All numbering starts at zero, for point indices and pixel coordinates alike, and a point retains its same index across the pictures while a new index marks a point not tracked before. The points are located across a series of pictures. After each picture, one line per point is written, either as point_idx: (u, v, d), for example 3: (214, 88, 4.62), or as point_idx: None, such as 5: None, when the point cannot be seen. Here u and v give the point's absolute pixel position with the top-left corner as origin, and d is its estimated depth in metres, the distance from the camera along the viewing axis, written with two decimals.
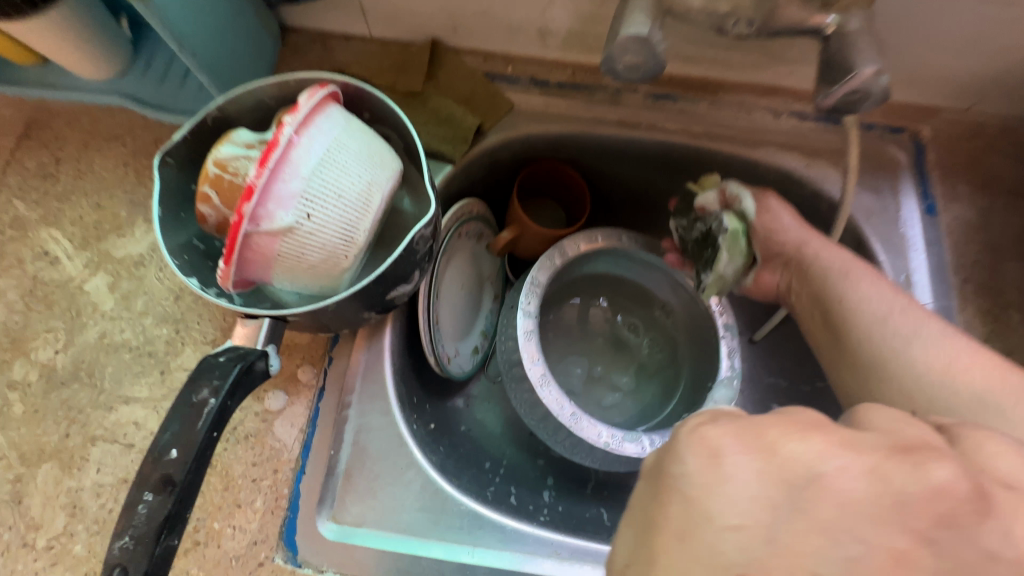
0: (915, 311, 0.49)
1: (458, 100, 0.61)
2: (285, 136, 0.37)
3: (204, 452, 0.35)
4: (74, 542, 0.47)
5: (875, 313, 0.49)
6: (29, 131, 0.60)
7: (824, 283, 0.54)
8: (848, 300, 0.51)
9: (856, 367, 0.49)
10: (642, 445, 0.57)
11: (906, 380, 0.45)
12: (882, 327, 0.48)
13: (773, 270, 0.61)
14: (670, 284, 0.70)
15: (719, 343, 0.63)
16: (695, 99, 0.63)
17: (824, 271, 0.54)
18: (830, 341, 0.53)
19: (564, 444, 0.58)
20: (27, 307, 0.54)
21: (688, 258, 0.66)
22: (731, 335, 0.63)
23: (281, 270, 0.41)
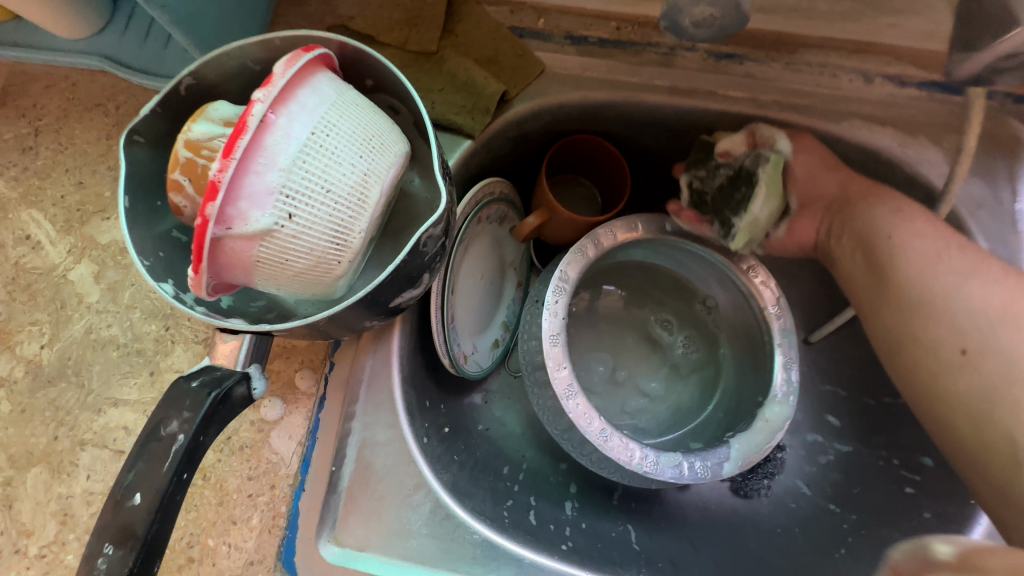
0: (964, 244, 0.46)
1: (480, 62, 0.52)
2: (256, 116, 0.30)
3: (172, 498, 0.30)
4: (67, 551, 0.44)
5: (926, 249, 0.46)
6: (5, 98, 0.54)
7: (870, 223, 0.49)
8: (898, 237, 0.47)
9: (902, 306, 0.47)
10: (678, 469, 0.50)
11: (960, 317, 0.44)
12: (934, 264, 0.45)
13: (808, 216, 0.56)
14: (712, 278, 0.61)
15: (773, 353, 0.54)
16: (768, 58, 0.51)
17: (869, 211, 0.50)
18: (872, 280, 0.49)
19: (590, 459, 0.52)
20: (11, 296, 0.50)
21: (705, 212, 0.57)
22: (790, 345, 0.54)
23: (261, 277, 0.34)
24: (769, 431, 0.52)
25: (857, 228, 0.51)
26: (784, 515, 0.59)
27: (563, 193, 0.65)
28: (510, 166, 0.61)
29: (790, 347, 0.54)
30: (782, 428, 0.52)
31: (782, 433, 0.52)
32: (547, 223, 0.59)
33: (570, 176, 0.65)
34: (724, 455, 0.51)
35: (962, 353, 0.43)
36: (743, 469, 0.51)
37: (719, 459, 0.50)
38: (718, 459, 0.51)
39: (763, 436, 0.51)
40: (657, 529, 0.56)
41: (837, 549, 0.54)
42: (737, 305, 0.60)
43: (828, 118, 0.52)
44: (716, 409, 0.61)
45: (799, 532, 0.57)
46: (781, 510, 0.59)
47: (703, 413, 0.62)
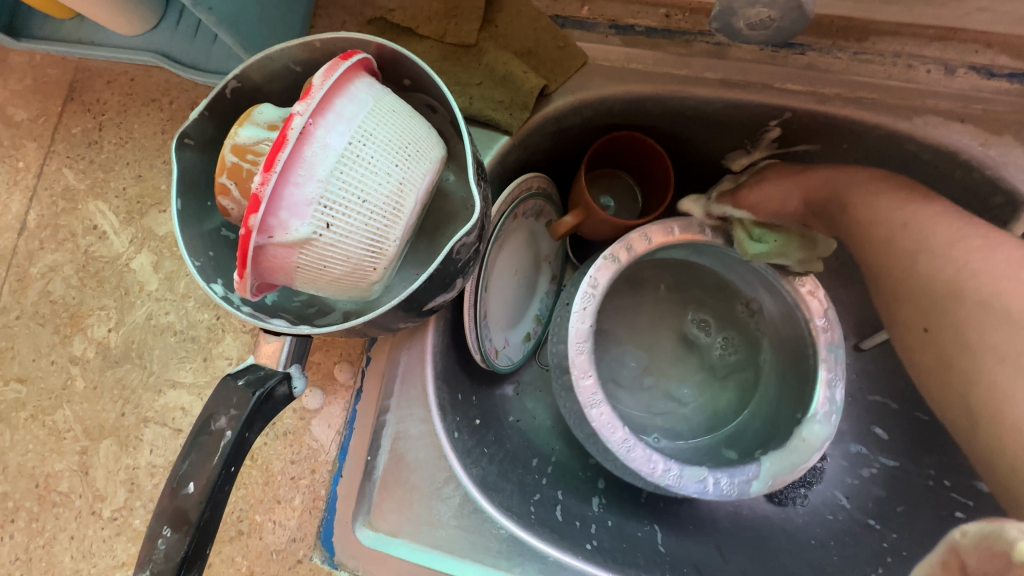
0: (941, 212, 0.43)
1: (520, 54, 0.50)
2: (296, 129, 0.30)
3: (220, 489, 0.32)
4: (134, 516, 0.49)
5: (885, 226, 0.44)
6: (72, 94, 0.58)
7: (853, 206, 0.47)
8: (861, 223, 0.46)
9: (884, 293, 0.45)
10: (703, 484, 0.49)
11: (920, 297, 0.42)
12: (893, 245, 0.43)
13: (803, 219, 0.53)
14: (760, 284, 0.58)
15: (816, 368, 0.52)
16: (833, 48, 0.47)
17: (831, 197, 0.49)
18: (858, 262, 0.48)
19: (614, 465, 0.51)
20: (82, 283, 0.54)
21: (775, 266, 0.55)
22: (836, 360, 0.52)
23: (302, 281, 0.35)
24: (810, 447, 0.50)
25: (838, 223, 0.49)
26: (820, 527, 0.57)
27: (602, 193, 0.64)
28: (549, 162, 0.60)
29: (837, 362, 0.52)
30: (819, 447, 0.50)
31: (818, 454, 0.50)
32: (584, 223, 0.58)
33: (610, 175, 0.64)
34: (754, 474, 0.50)
35: (920, 331, 0.42)
36: (773, 488, 0.50)
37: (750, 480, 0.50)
38: (748, 477, 0.50)
39: (800, 454, 0.50)
40: (683, 530, 0.56)
41: (874, 567, 0.52)
42: (784, 310, 0.57)
43: (898, 114, 0.47)
44: (755, 416, 0.59)
45: (834, 546, 0.55)
46: (817, 522, 0.58)
47: (741, 419, 0.60)
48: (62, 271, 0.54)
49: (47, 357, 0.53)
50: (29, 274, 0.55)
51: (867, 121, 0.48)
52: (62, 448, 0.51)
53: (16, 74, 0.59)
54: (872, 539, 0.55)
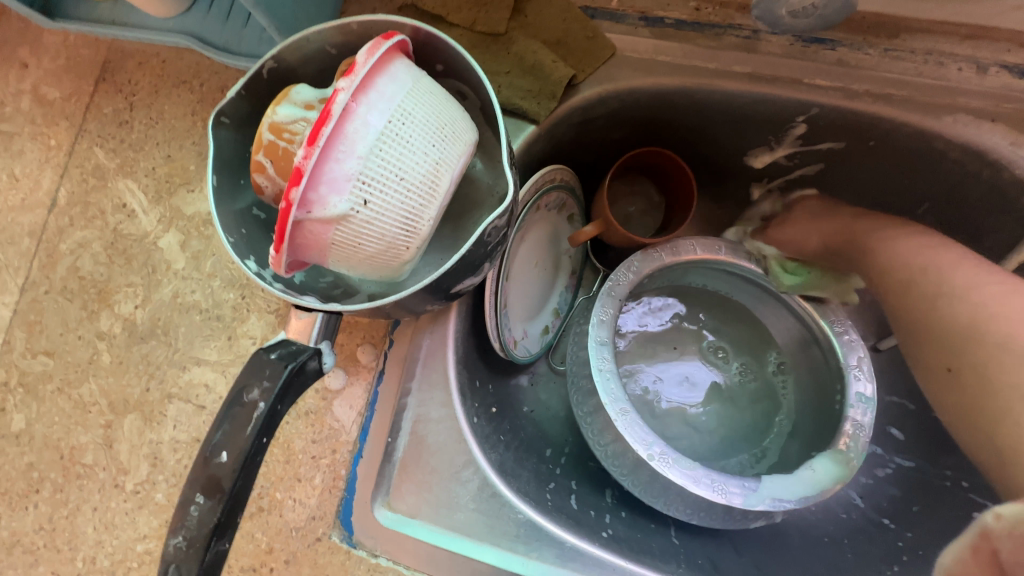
0: (977, 274, 0.50)
1: (549, 44, 0.51)
2: (339, 105, 0.30)
3: (252, 459, 0.33)
4: (156, 490, 0.50)
5: (928, 292, 0.52)
6: (105, 74, 0.59)
7: (890, 253, 0.54)
8: (882, 266, 0.55)
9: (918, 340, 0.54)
10: (693, 477, 0.46)
11: (939, 341, 0.52)
12: (914, 291, 0.53)
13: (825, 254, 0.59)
14: (792, 326, 0.58)
15: (842, 415, 0.50)
16: (864, 45, 0.48)
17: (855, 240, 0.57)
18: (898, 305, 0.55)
19: (605, 450, 0.50)
20: (110, 260, 0.55)
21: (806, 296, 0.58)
22: (864, 410, 0.50)
23: (336, 258, 0.36)
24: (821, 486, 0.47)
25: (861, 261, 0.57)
26: (833, 524, 0.57)
27: (632, 203, 0.66)
28: (572, 156, 0.60)
29: (863, 412, 0.50)
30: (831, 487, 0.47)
31: (820, 496, 0.47)
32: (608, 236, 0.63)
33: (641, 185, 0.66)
34: (750, 486, 0.46)
35: (944, 370, 0.52)
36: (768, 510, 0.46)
37: (749, 517, 0.47)
38: (743, 489, 0.46)
39: (803, 484, 0.47)
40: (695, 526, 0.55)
41: (889, 566, 0.52)
42: (805, 348, 0.57)
43: (929, 113, 0.47)
44: (765, 453, 0.58)
45: (848, 544, 0.55)
46: (829, 519, 0.58)
47: (753, 450, 0.58)
48: (90, 248, 0.55)
49: (74, 332, 0.54)
50: (58, 250, 0.56)
51: (896, 119, 0.48)
52: (87, 421, 0.52)
53: (51, 53, 0.60)
54: (886, 538, 0.55)
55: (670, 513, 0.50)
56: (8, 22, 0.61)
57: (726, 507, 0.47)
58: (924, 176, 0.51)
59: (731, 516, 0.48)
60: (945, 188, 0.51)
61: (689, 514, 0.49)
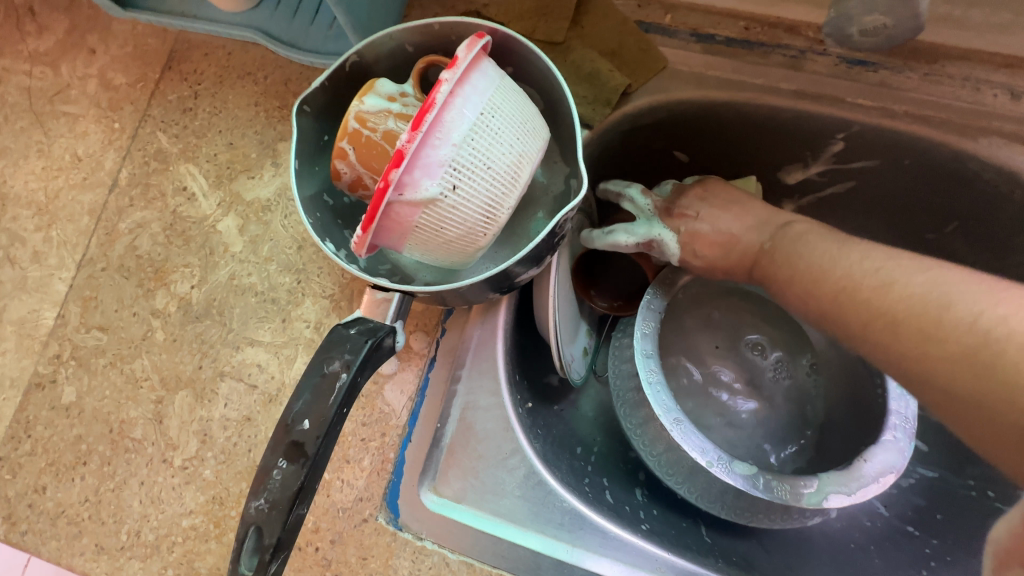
0: None
1: (605, 54, 0.53)
2: (442, 95, 0.32)
3: (333, 427, 0.34)
4: (204, 466, 0.51)
5: (840, 279, 0.40)
6: (171, 63, 0.61)
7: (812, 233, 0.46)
8: None
9: None
10: (751, 481, 0.48)
11: None
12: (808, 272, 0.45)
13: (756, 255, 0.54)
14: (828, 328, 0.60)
15: (886, 408, 0.51)
16: (904, 68, 0.51)
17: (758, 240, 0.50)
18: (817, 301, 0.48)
19: (659, 460, 0.54)
20: (168, 240, 0.56)
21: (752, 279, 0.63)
22: (905, 403, 0.51)
23: (415, 240, 0.38)
24: (869, 476, 0.48)
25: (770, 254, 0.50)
26: (859, 532, 0.58)
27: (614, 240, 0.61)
28: (614, 163, 0.62)
29: (905, 404, 0.51)
30: (885, 479, 0.48)
31: (880, 487, 0.48)
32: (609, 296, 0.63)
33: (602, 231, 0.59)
34: (810, 485, 0.48)
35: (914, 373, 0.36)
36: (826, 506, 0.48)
37: (806, 515, 0.51)
38: (805, 487, 0.48)
39: (859, 473, 0.48)
40: (727, 527, 0.56)
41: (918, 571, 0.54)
42: (839, 345, 0.60)
43: (964, 134, 0.50)
44: (805, 449, 0.60)
45: (875, 550, 0.56)
46: (855, 527, 0.59)
47: (793, 447, 0.60)
48: (149, 228, 0.57)
49: (129, 309, 0.55)
50: (117, 229, 0.57)
51: (934, 139, 0.50)
52: (138, 396, 0.53)
53: (119, 40, 0.62)
54: (913, 546, 0.56)
55: (725, 516, 0.53)
56: (78, 9, 0.64)
57: (786, 506, 0.50)
58: (958, 196, 0.53)
59: (788, 514, 0.51)
60: (979, 208, 0.53)
61: (748, 521, 0.52)
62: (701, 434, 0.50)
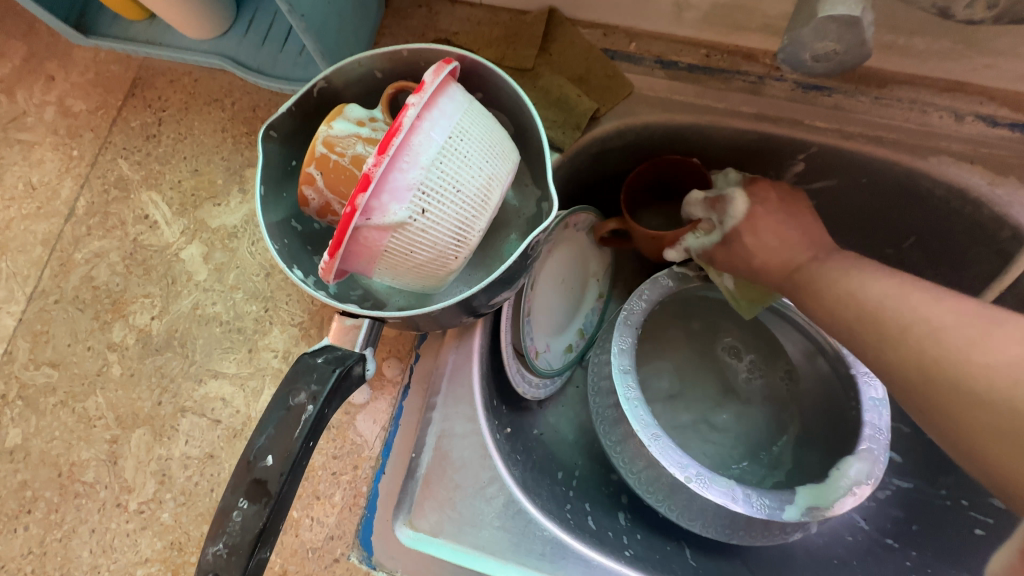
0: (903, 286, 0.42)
1: (573, 80, 0.54)
2: (408, 119, 0.32)
3: (298, 463, 0.32)
4: (163, 509, 0.47)
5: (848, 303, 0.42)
6: (134, 89, 0.60)
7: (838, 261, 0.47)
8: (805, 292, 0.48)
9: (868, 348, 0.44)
10: (730, 495, 0.48)
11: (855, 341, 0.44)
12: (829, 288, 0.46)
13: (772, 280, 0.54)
14: (799, 341, 0.60)
15: (860, 420, 0.52)
16: (855, 92, 0.53)
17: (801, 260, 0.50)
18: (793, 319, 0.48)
19: (639, 478, 0.53)
20: (127, 270, 0.54)
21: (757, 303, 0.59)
22: (879, 413, 0.52)
23: (385, 266, 0.37)
24: (845, 487, 0.49)
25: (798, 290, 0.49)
26: (841, 547, 0.58)
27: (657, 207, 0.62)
28: (585, 184, 0.63)
29: (878, 415, 0.52)
30: (857, 489, 0.48)
31: (856, 500, 0.48)
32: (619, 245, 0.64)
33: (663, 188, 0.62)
34: (788, 498, 0.48)
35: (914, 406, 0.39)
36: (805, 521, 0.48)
37: (787, 530, 0.50)
38: (780, 501, 0.48)
39: (837, 489, 0.48)
40: (713, 548, 0.56)
41: None
42: (812, 358, 0.59)
43: (916, 154, 0.52)
44: (781, 461, 0.60)
45: (858, 565, 0.56)
46: (837, 542, 0.59)
47: (764, 456, 0.61)
48: (107, 258, 0.54)
49: (84, 343, 0.52)
50: (73, 259, 0.55)
51: (888, 158, 0.53)
52: (91, 436, 0.50)
53: (80, 68, 0.61)
54: (893, 559, 0.56)
55: (708, 535, 0.52)
56: (37, 36, 0.62)
57: (766, 522, 0.49)
58: (914, 212, 0.55)
59: (771, 530, 0.50)
60: (934, 224, 0.55)
61: (731, 538, 0.51)
62: (681, 449, 0.50)
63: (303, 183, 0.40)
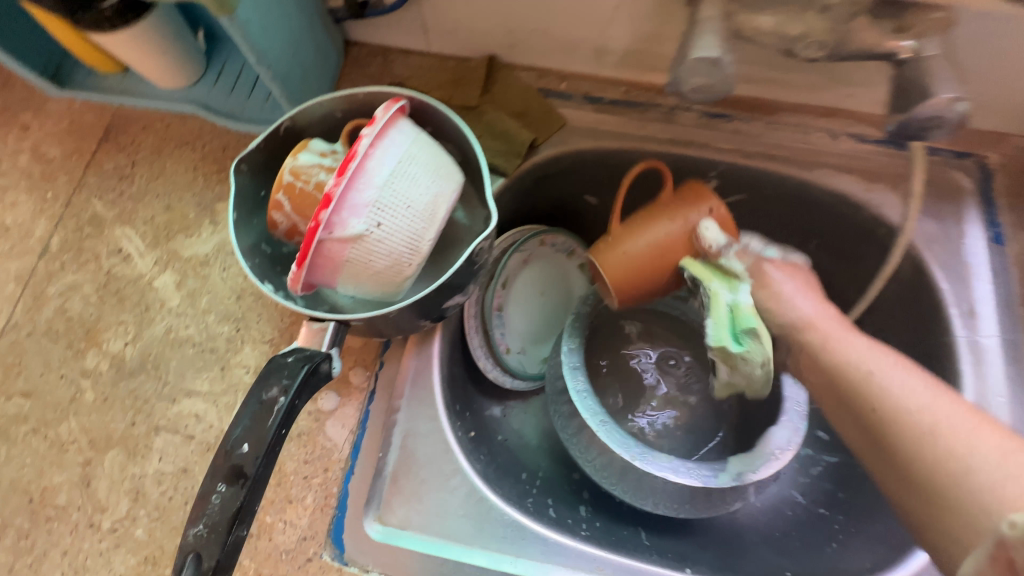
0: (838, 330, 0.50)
1: (513, 115, 0.62)
2: (362, 148, 0.39)
3: (272, 449, 0.36)
4: (136, 526, 0.49)
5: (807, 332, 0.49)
6: (108, 135, 0.64)
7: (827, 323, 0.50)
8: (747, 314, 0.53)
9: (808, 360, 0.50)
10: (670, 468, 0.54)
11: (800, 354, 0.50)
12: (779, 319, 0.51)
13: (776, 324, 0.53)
14: None
15: (782, 395, 0.59)
16: (750, 118, 0.63)
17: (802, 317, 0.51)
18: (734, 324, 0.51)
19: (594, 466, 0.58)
20: (101, 300, 0.57)
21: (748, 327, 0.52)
22: (796, 390, 0.59)
23: (347, 275, 0.42)
24: (769, 453, 0.55)
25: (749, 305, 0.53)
26: (781, 522, 0.63)
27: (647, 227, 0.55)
28: (530, 204, 0.70)
29: (796, 391, 0.59)
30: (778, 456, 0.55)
31: (780, 463, 0.54)
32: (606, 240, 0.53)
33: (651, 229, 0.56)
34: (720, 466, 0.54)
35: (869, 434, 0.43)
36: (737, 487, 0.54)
37: (727, 501, 0.55)
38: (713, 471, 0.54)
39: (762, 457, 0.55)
40: (666, 530, 0.60)
41: (829, 543, 0.59)
42: None
43: (804, 167, 0.61)
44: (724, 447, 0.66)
45: (796, 535, 0.61)
46: (778, 518, 0.64)
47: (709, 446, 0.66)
48: (81, 290, 0.57)
49: (56, 371, 0.54)
50: (46, 293, 0.57)
51: (782, 172, 0.62)
52: (64, 460, 0.51)
53: (54, 117, 0.66)
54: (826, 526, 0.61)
55: (659, 513, 0.57)
56: (13, 90, 0.67)
57: (706, 493, 0.54)
58: (812, 217, 0.64)
59: (711, 502, 0.55)
60: (829, 226, 0.64)
61: (678, 514, 0.56)
62: (624, 432, 0.57)
63: (273, 207, 0.46)
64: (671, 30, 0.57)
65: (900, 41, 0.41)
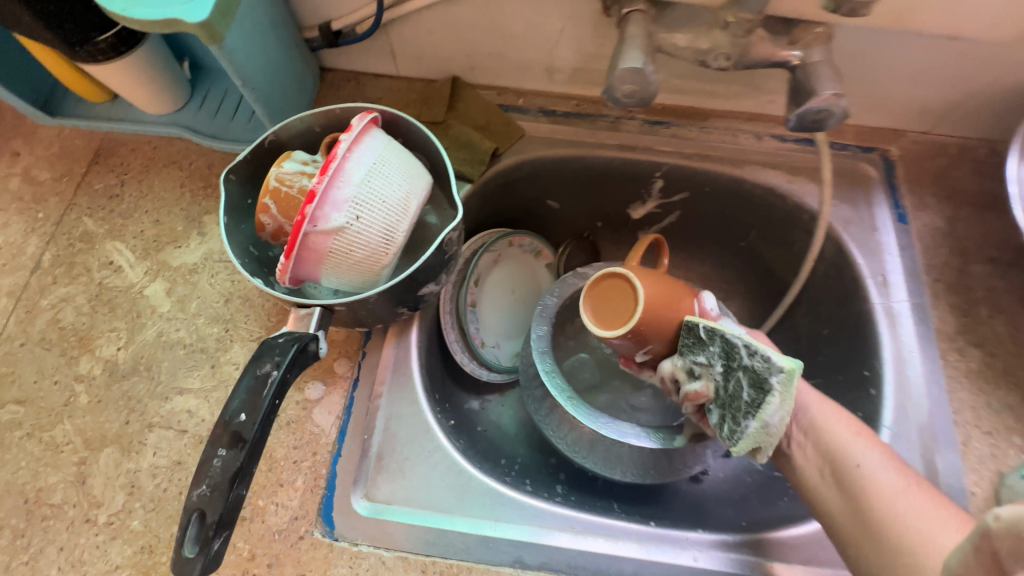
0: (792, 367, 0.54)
1: (476, 128, 0.69)
2: (341, 151, 0.45)
3: (267, 416, 0.40)
4: (132, 517, 0.51)
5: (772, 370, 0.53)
6: (97, 158, 0.69)
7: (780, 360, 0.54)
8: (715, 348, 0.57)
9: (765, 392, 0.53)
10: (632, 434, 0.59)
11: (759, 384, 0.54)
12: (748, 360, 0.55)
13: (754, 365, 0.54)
14: None
15: None
16: (686, 125, 0.71)
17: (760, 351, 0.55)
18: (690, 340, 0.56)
19: (566, 442, 0.63)
20: (93, 309, 0.60)
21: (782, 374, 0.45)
22: None
23: (331, 266, 0.47)
24: None
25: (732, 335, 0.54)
26: (736, 485, 0.68)
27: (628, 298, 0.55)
28: (497, 210, 0.76)
29: None
30: None
31: None
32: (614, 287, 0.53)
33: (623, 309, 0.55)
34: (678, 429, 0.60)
35: (829, 471, 0.46)
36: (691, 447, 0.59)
37: (687, 464, 0.60)
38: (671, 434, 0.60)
39: None
40: (635, 500, 0.65)
41: (780, 497, 0.63)
42: None
43: (735, 164, 0.70)
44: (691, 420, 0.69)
45: (753, 496, 0.66)
46: (736, 483, 0.69)
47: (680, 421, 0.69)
48: (73, 301, 0.61)
49: (50, 378, 0.57)
50: (39, 305, 0.60)
51: (716, 169, 0.70)
52: (59, 461, 0.54)
53: (44, 143, 0.70)
54: (778, 485, 0.65)
55: (627, 480, 0.62)
56: (3, 120, 0.71)
57: (666, 456, 0.60)
58: (747, 208, 0.72)
59: (672, 465, 0.60)
60: (762, 217, 0.72)
61: (643, 479, 0.61)
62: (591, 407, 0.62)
63: (260, 211, 0.51)
64: (609, 50, 0.65)
65: (792, 51, 0.50)
